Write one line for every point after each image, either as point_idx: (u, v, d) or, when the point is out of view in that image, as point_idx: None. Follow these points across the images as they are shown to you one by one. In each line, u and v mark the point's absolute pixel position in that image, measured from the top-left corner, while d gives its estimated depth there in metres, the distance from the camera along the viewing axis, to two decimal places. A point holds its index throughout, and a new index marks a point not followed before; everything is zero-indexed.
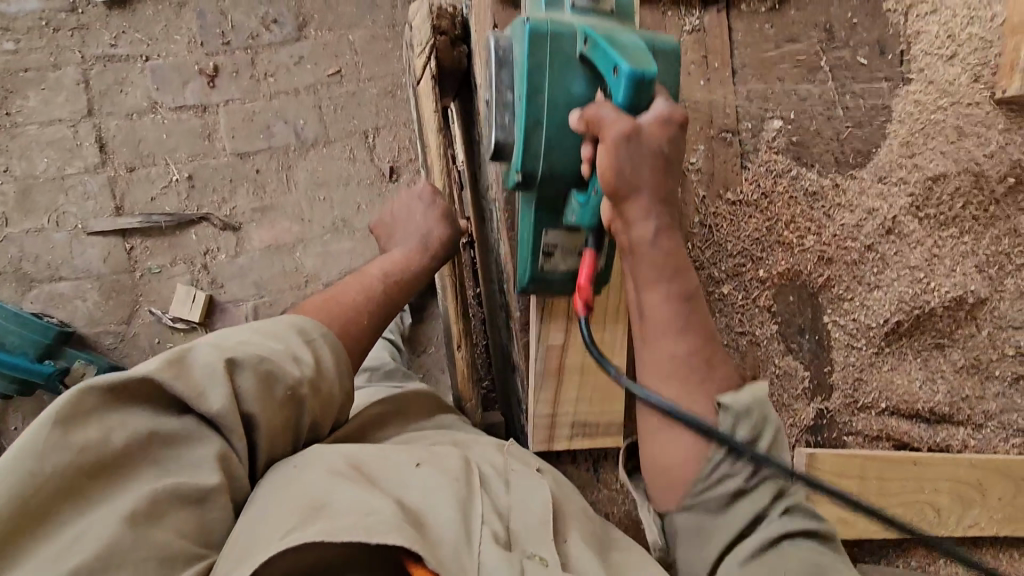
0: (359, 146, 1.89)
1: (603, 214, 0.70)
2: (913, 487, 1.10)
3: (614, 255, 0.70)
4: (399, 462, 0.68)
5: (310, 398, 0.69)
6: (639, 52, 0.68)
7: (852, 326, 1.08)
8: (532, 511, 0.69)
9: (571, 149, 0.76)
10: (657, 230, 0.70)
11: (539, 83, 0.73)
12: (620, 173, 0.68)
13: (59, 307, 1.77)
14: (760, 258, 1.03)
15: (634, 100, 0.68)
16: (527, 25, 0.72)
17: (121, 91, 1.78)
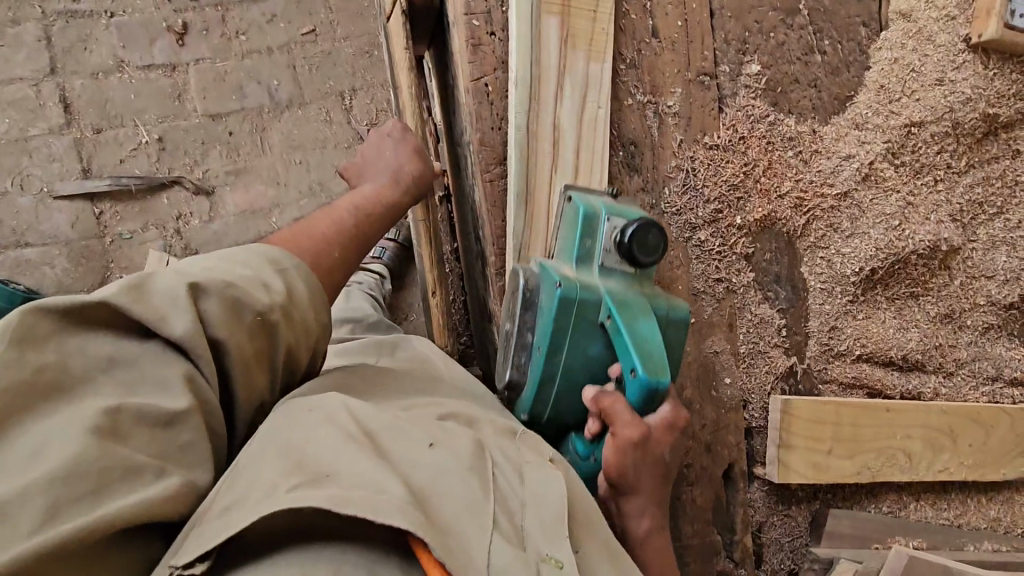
0: (335, 108, 1.85)
1: (617, 412, 0.72)
2: (886, 433, 1.11)
3: (624, 444, 0.71)
4: (414, 433, 0.60)
5: (283, 326, 0.63)
6: (658, 358, 0.72)
7: (827, 273, 1.09)
8: (549, 497, 0.61)
9: (594, 327, 0.77)
10: (664, 427, 0.74)
11: (557, 349, 0.77)
12: (633, 426, 0.71)
13: (24, 274, 1.70)
14: (737, 204, 1.02)
15: (644, 402, 0.73)
16: (557, 290, 0.76)
17: (85, 49, 1.71)
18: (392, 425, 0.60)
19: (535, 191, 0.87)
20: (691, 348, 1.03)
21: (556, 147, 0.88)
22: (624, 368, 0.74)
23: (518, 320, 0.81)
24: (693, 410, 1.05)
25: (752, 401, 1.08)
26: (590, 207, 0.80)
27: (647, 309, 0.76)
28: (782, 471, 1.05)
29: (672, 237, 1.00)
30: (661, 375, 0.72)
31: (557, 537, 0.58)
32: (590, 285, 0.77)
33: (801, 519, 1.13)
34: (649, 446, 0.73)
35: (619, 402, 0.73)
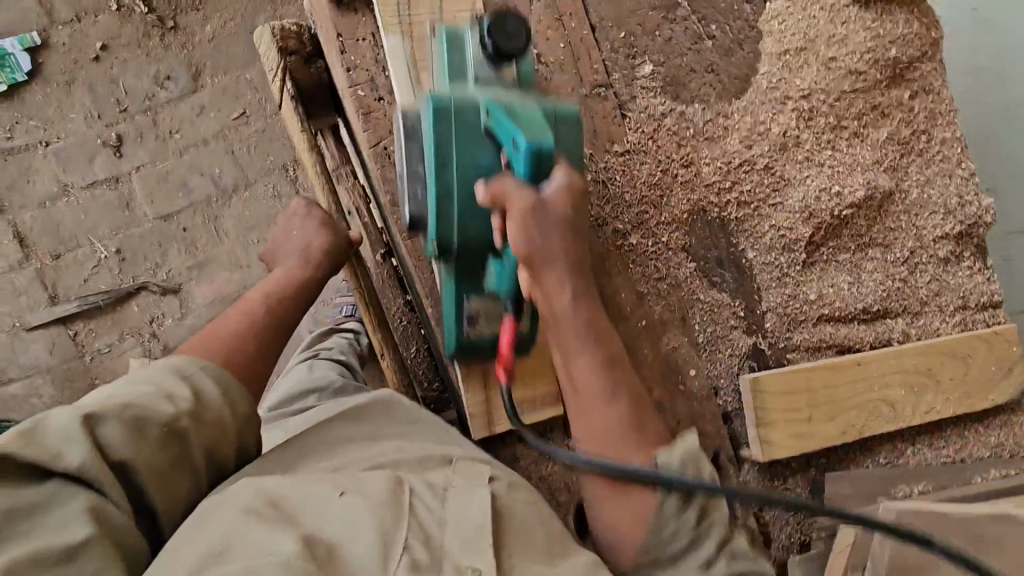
0: (280, 181, 1.89)
1: (508, 187, 0.72)
2: (864, 387, 1.11)
3: (520, 211, 0.72)
4: (322, 488, 0.66)
5: (192, 428, 0.67)
6: (535, 125, 0.72)
7: (769, 246, 1.09)
8: (468, 514, 0.68)
9: (479, 132, 0.76)
10: (561, 190, 0.73)
11: (445, 159, 0.77)
12: (525, 197, 0.71)
13: (15, 409, 1.73)
14: (662, 201, 1.04)
15: (534, 170, 0.72)
16: (431, 100, 0.75)
17: (28, 181, 1.75)
18: (300, 488, 0.66)
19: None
20: (649, 350, 1.04)
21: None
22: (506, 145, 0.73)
23: (407, 153, 0.82)
24: (665, 408, 1.05)
25: (722, 385, 1.09)
26: (454, 28, 0.81)
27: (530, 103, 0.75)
28: (766, 449, 1.06)
29: (604, 247, 1.01)
30: (542, 138, 0.71)
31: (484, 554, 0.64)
32: (466, 99, 0.76)
33: (801, 491, 1.13)
34: (546, 208, 0.73)
35: (507, 180, 0.73)
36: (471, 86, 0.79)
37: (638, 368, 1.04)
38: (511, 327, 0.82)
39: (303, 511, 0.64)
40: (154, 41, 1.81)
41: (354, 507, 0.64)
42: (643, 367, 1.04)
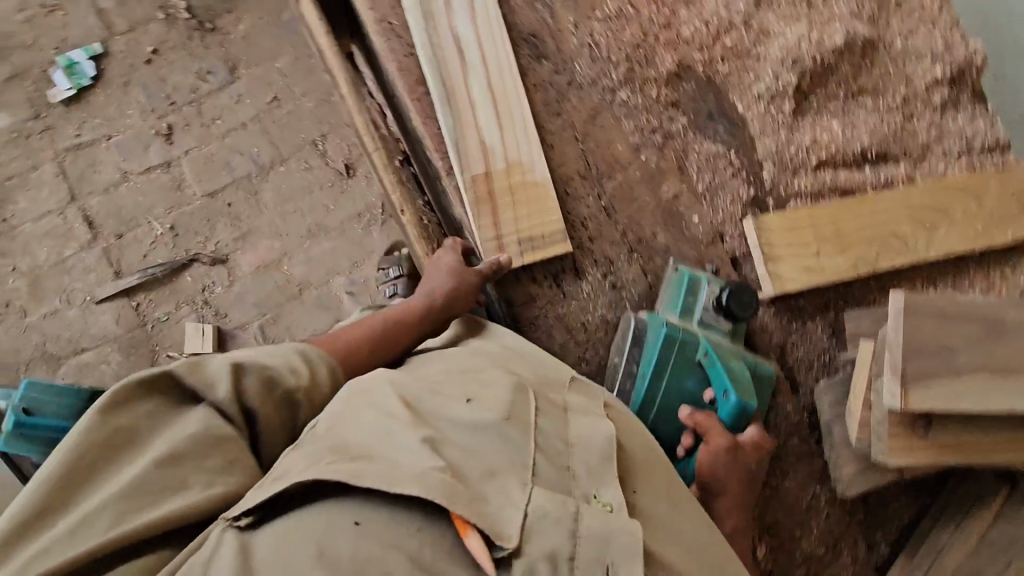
0: (311, 155, 2.06)
1: (712, 424, 0.91)
2: (870, 223, 1.14)
3: (718, 449, 0.90)
4: (450, 399, 0.70)
5: (305, 402, 0.75)
6: (747, 387, 0.96)
7: (757, 97, 1.15)
8: (594, 441, 0.69)
9: (693, 363, 0.99)
10: (754, 445, 0.93)
11: (660, 376, 0.99)
12: (723, 435, 0.90)
13: (87, 376, 1.89)
14: (647, 61, 1.12)
15: (735, 422, 0.94)
16: (665, 327, 0.99)
17: (94, 171, 1.97)
18: (430, 400, 0.70)
19: (454, 92, 1.02)
20: (650, 198, 1.10)
21: (460, 53, 1.03)
22: (719, 392, 0.96)
23: (627, 354, 1.01)
24: (672, 253, 1.10)
25: (727, 232, 1.13)
26: (694, 275, 1.05)
27: (739, 357, 1.00)
28: (777, 283, 1.10)
29: (596, 104, 1.10)
30: (749, 399, 0.95)
31: (607, 478, 0.66)
32: (694, 288, 1.04)
33: (820, 333, 1.15)
34: (739, 455, 0.91)
35: (712, 418, 0.93)
36: (695, 323, 1.03)
37: (642, 215, 1.10)
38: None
39: (434, 420, 0.68)
40: (196, 42, 2.05)
41: (481, 418, 0.67)
42: (646, 214, 1.10)
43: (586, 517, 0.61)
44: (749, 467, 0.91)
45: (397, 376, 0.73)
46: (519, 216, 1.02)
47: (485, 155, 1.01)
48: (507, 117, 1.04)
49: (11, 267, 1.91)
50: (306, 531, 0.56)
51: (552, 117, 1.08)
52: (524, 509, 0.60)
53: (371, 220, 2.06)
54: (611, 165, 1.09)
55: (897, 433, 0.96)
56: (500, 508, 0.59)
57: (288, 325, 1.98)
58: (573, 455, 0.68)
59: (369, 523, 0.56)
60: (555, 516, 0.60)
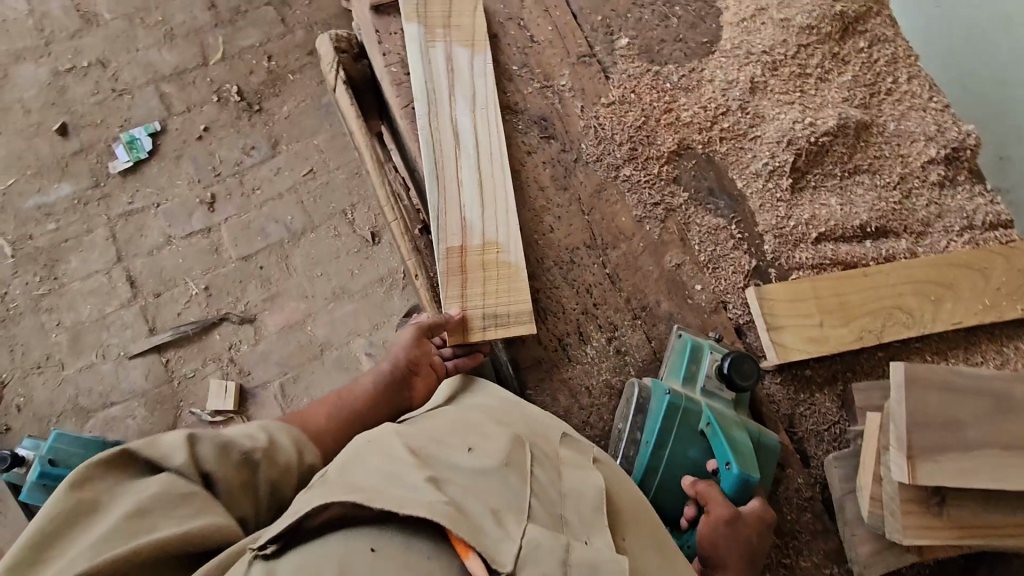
0: (340, 223, 2.19)
1: (711, 491, 0.92)
2: (874, 295, 1.15)
3: (717, 519, 0.89)
4: (454, 446, 0.75)
5: (265, 464, 0.77)
6: (749, 457, 0.96)
7: (755, 174, 1.21)
8: (585, 492, 0.73)
9: (696, 432, 1.00)
10: (756, 517, 0.91)
11: (663, 442, 0.99)
12: (725, 505, 0.90)
13: (113, 429, 1.95)
14: (649, 141, 1.21)
15: (738, 491, 0.94)
16: (668, 395, 1.00)
17: (141, 235, 2.13)
18: (436, 445, 0.75)
19: (443, 169, 1.10)
20: (653, 267, 1.15)
21: (456, 141, 1.12)
22: (719, 462, 0.97)
23: (631, 420, 1.02)
24: (675, 320, 1.13)
25: (730, 300, 1.16)
26: (697, 343, 1.08)
27: (741, 426, 1.00)
28: (781, 352, 1.11)
29: (601, 179, 1.18)
30: (751, 470, 0.95)
31: (597, 525, 0.70)
32: (696, 356, 1.07)
33: (829, 405, 1.14)
34: (740, 526, 0.89)
35: (712, 487, 0.93)
36: (699, 393, 1.05)
37: (645, 283, 1.14)
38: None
39: (438, 464, 0.72)
40: (244, 121, 2.25)
41: (482, 464, 0.71)
42: (649, 282, 1.14)
43: (576, 553, 0.64)
44: (752, 542, 0.89)
45: (405, 428, 0.77)
46: (487, 291, 1.06)
47: (463, 234, 1.08)
48: (490, 198, 1.11)
49: (55, 322, 2.03)
50: (325, 555, 0.58)
51: (559, 191, 1.16)
52: (521, 541, 0.63)
53: (392, 284, 2.15)
54: (615, 236, 1.16)
55: (910, 510, 0.92)
56: (500, 537, 0.62)
57: (307, 384, 2.04)
58: (565, 505, 0.72)
59: (383, 549, 0.59)
60: (549, 547, 0.63)
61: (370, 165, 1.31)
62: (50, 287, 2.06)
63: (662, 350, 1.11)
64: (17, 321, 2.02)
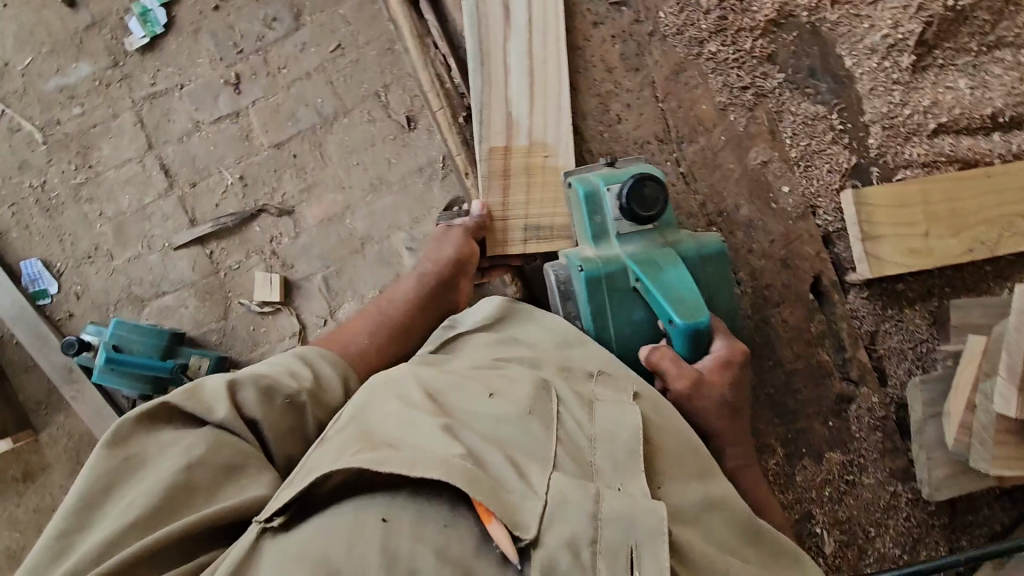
0: (374, 106, 2.03)
1: (666, 365, 0.82)
2: (993, 200, 0.99)
3: (680, 394, 0.82)
4: (475, 390, 0.72)
5: (310, 403, 0.79)
6: (688, 301, 0.82)
7: (870, 50, 1.01)
8: (619, 435, 0.68)
9: (629, 294, 0.87)
10: (717, 366, 0.84)
11: (603, 325, 0.87)
12: (684, 378, 0.82)
13: (167, 318, 2.02)
14: (743, 6, 0.99)
15: (689, 343, 0.83)
16: (583, 273, 0.86)
17: (169, 120, 2.02)
18: (453, 387, 0.73)
19: (491, 53, 0.94)
20: (735, 165, 1.00)
21: (506, 9, 0.94)
22: (663, 319, 0.84)
23: (562, 311, 0.90)
24: (756, 228, 1.01)
25: (821, 206, 1.02)
26: (589, 187, 0.88)
27: (668, 261, 0.85)
28: (874, 265, 0.98)
29: (681, 57, 0.99)
30: (697, 316, 0.82)
31: (632, 472, 0.65)
32: (597, 200, 0.88)
33: (918, 322, 1.03)
34: (702, 390, 0.83)
35: (667, 355, 0.82)
36: (615, 243, 0.88)
37: (724, 185, 1.00)
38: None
39: (458, 411, 0.70)
40: None
41: (501, 408, 0.69)
42: (729, 184, 1.00)
43: (606, 500, 0.60)
44: (725, 398, 0.84)
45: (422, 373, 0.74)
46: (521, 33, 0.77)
47: (510, 136, 0.94)
48: (540, 32, 0.96)
49: (98, 213, 2.02)
50: (337, 522, 0.58)
51: (630, 74, 0.99)
52: (546, 497, 0.60)
53: (432, 175, 2.03)
54: (694, 129, 1.00)
55: (1003, 441, 0.85)
56: (523, 497, 0.60)
57: (349, 277, 2.03)
58: (595, 452, 0.67)
59: (399, 521, 0.58)
60: (579, 503, 0.60)
61: (411, 43, 1.17)
62: (87, 177, 2.02)
63: (738, 262, 1.01)
64: (61, 212, 2.02)
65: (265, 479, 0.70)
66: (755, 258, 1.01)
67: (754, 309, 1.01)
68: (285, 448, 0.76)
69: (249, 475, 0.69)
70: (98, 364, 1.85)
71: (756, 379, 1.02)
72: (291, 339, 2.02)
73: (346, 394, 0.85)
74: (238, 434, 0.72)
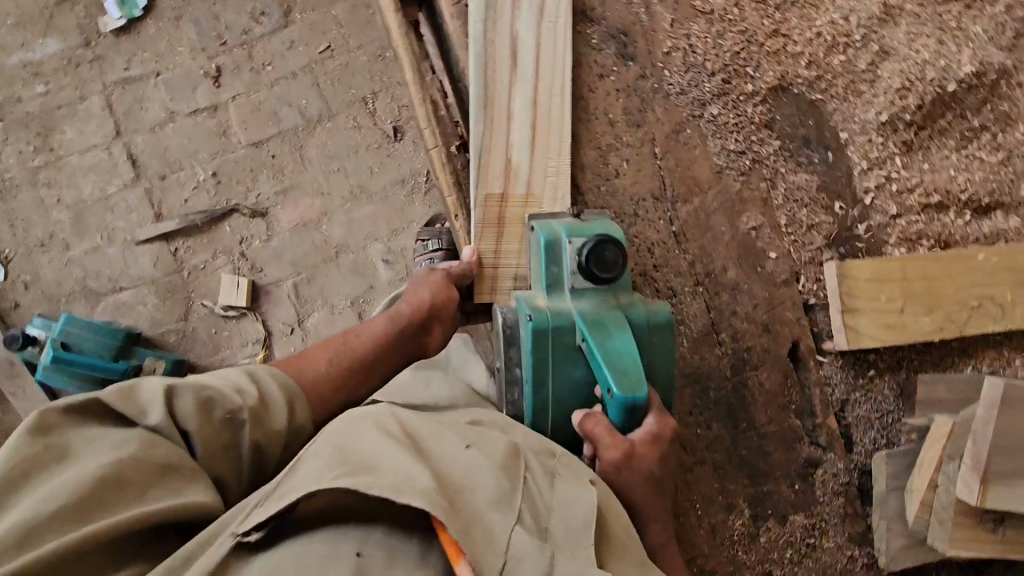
0: (360, 113, 1.97)
1: (599, 434, 0.77)
2: (966, 281, 1.02)
3: (609, 465, 0.76)
4: (453, 440, 0.69)
5: (251, 422, 0.75)
6: (631, 373, 0.76)
7: (864, 127, 1.03)
8: (577, 503, 0.66)
9: (573, 350, 0.82)
10: (648, 440, 0.77)
11: (541, 381, 0.83)
12: (617, 447, 0.76)
13: (124, 315, 1.93)
14: (746, 72, 1.00)
15: (625, 419, 0.78)
16: (531, 323, 0.82)
17: (141, 108, 1.93)
18: (435, 432, 0.70)
19: (495, 98, 0.94)
20: (725, 228, 1.01)
21: (514, 54, 0.94)
22: (603, 388, 0.78)
23: (505, 358, 0.86)
24: (741, 290, 1.02)
25: (803, 271, 1.03)
26: (550, 234, 0.85)
27: (620, 325, 0.80)
28: (851, 336, 1.01)
29: (682, 117, 1.00)
30: (637, 391, 0.75)
31: (586, 533, 0.63)
32: (561, 311, 0.83)
33: (886, 393, 1.05)
34: (634, 461, 0.76)
35: (601, 422, 0.78)
36: (565, 296, 0.84)
37: (714, 246, 1.01)
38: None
39: (434, 454, 0.67)
40: None
41: (479, 460, 0.66)
42: (719, 246, 1.01)
43: (562, 562, 0.59)
44: (654, 473, 0.78)
45: (403, 413, 0.72)
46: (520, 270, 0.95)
47: (507, 179, 0.94)
48: (547, 80, 0.95)
49: (55, 199, 1.91)
50: (307, 557, 0.57)
51: (630, 128, 0.99)
52: (506, 552, 0.59)
53: (414, 188, 1.99)
54: (689, 188, 1.00)
55: (962, 521, 0.88)
56: (489, 545, 0.59)
57: (321, 286, 1.97)
58: (553, 514, 0.65)
59: (372, 557, 0.57)
60: (533, 560, 0.59)
61: (410, 77, 1.11)
62: (46, 160, 1.91)
63: (721, 322, 1.02)
64: (15, 194, 1.90)
65: (199, 484, 0.66)
66: (737, 320, 1.02)
67: (733, 371, 1.02)
68: (215, 465, 0.72)
69: (180, 481, 0.65)
70: (42, 362, 1.75)
71: (727, 439, 1.02)
72: (254, 346, 1.95)
73: (295, 422, 0.81)
74: (172, 440, 0.69)
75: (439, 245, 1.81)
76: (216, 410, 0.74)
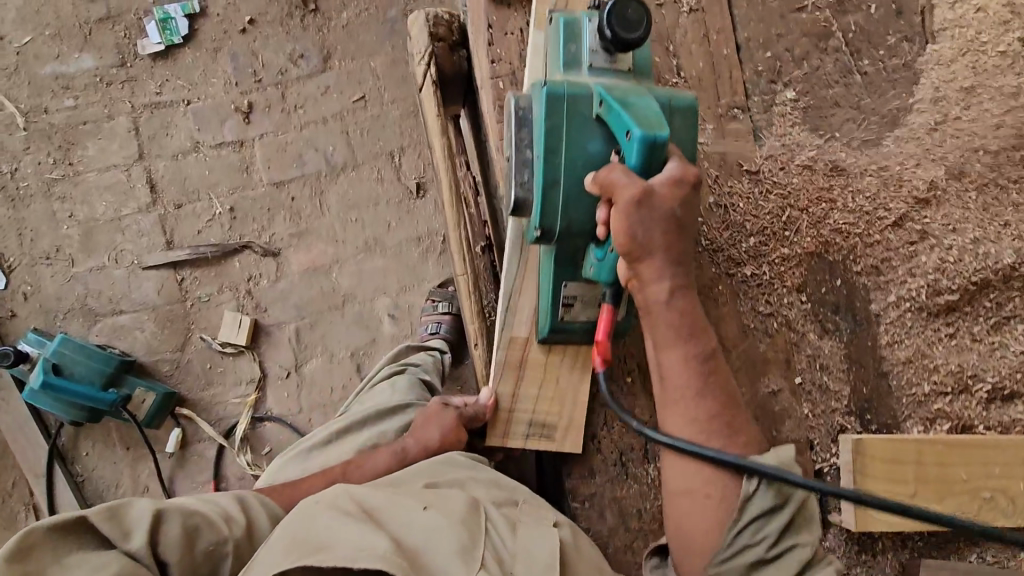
0: (385, 166, 1.97)
1: (616, 178, 0.71)
2: (981, 471, 0.99)
3: (628, 206, 0.70)
4: (408, 502, 0.74)
5: (232, 556, 0.74)
6: (652, 117, 0.71)
7: (895, 303, 1.01)
8: (538, 551, 0.71)
9: (590, 119, 0.77)
10: (669, 184, 0.72)
11: (555, 148, 0.77)
12: (634, 185, 0.70)
13: (120, 338, 1.89)
14: (783, 235, 0.99)
15: (646, 163, 0.71)
16: (544, 89, 0.77)
17: (167, 134, 1.91)
18: (388, 499, 0.74)
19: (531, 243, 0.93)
20: (745, 389, 1.00)
21: None
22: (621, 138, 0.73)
23: (515, 140, 0.81)
24: None
25: (817, 439, 1.01)
26: (571, 17, 0.83)
27: (642, 93, 0.76)
28: (859, 519, 0.97)
29: (714, 274, 0.99)
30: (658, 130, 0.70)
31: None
32: (579, 84, 0.78)
33: (886, 570, 1.03)
34: (653, 200, 0.71)
35: (617, 169, 0.72)
36: (584, 74, 0.81)
37: None
38: (608, 314, 0.81)
39: (391, 520, 0.71)
40: (295, 21, 1.95)
41: (434, 519, 0.71)
42: None
43: None
44: (676, 214, 0.72)
45: (357, 487, 0.75)
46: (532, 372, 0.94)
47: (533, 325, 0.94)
48: None
49: (67, 214, 1.88)
50: None
51: None
52: None
53: (429, 247, 1.97)
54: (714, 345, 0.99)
55: None
56: None
57: (322, 334, 1.94)
58: (517, 564, 0.70)
59: None
60: None
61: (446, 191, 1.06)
62: (63, 174, 1.88)
63: None
64: (27, 205, 1.87)
65: None
66: None
67: None
68: None
69: None
70: (32, 383, 1.70)
71: None
72: (247, 386, 1.91)
73: None
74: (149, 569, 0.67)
75: (448, 312, 1.78)
76: (200, 541, 0.72)
